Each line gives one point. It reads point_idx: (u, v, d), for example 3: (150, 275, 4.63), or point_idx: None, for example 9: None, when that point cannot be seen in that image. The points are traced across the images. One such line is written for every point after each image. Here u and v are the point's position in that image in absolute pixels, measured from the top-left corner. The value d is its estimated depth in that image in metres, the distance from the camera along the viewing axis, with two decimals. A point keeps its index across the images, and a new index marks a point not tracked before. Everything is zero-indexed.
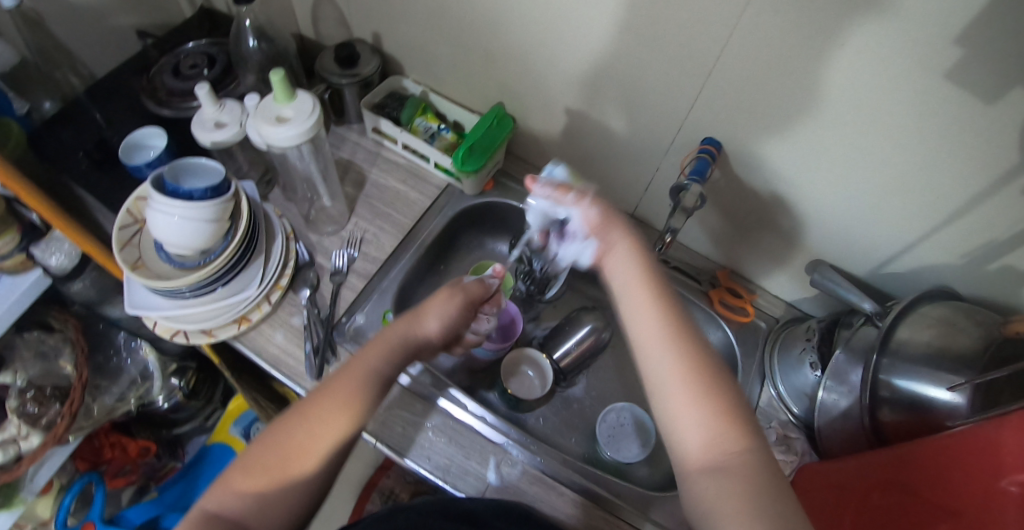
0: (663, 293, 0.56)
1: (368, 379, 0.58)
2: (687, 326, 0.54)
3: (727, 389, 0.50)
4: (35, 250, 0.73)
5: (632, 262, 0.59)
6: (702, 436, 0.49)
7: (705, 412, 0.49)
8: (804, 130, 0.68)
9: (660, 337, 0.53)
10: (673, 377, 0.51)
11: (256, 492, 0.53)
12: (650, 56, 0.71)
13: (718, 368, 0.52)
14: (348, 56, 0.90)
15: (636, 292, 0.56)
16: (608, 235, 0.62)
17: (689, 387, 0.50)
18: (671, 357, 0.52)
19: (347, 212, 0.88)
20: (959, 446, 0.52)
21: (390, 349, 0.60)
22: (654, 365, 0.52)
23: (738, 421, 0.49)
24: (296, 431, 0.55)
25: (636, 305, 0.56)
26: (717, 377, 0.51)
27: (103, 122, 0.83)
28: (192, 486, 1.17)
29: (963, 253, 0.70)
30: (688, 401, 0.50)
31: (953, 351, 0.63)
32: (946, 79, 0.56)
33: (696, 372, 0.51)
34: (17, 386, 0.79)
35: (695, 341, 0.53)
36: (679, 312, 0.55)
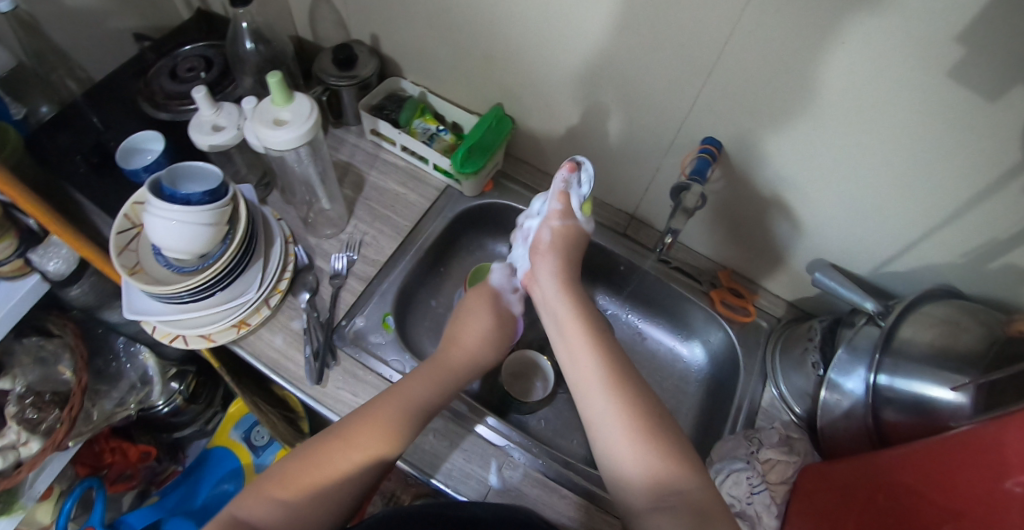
0: (600, 338, 0.64)
1: (412, 410, 0.62)
2: (619, 369, 0.61)
3: (663, 425, 0.57)
4: (33, 255, 0.72)
5: (563, 303, 0.69)
6: (644, 474, 0.54)
7: (646, 450, 0.55)
8: (805, 129, 0.68)
9: (603, 382, 0.60)
10: (615, 419, 0.57)
11: (283, 504, 0.54)
12: (649, 56, 0.70)
13: (648, 408, 0.58)
14: (346, 58, 0.89)
15: (576, 337, 0.64)
16: (542, 258, 0.73)
17: (630, 427, 0.56)
18: (612, 399, 0.58)
19: (346, 214, 0.88)
20: (964, 447, 0.52)
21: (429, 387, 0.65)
22: (600, 407, 0.58)
23: (679, 458, 0.54)
24: (337, 453, 0.57)
25: (578, 347, 0.64)
26: (656, 417, 0.57)
27: (100, 126, 0.83)
28: (194, 490, 1.17)
29: (965, 252, 0.69)
30: (628, 440, 0.55)
31: (955, 350, 0.63)
32: (947, 77, 0.56)
33: (633, 414, 0.57)
34: (17, 392, 0.78)
35: (629, 384, 0.60)
36: (613, 354, 0.63)
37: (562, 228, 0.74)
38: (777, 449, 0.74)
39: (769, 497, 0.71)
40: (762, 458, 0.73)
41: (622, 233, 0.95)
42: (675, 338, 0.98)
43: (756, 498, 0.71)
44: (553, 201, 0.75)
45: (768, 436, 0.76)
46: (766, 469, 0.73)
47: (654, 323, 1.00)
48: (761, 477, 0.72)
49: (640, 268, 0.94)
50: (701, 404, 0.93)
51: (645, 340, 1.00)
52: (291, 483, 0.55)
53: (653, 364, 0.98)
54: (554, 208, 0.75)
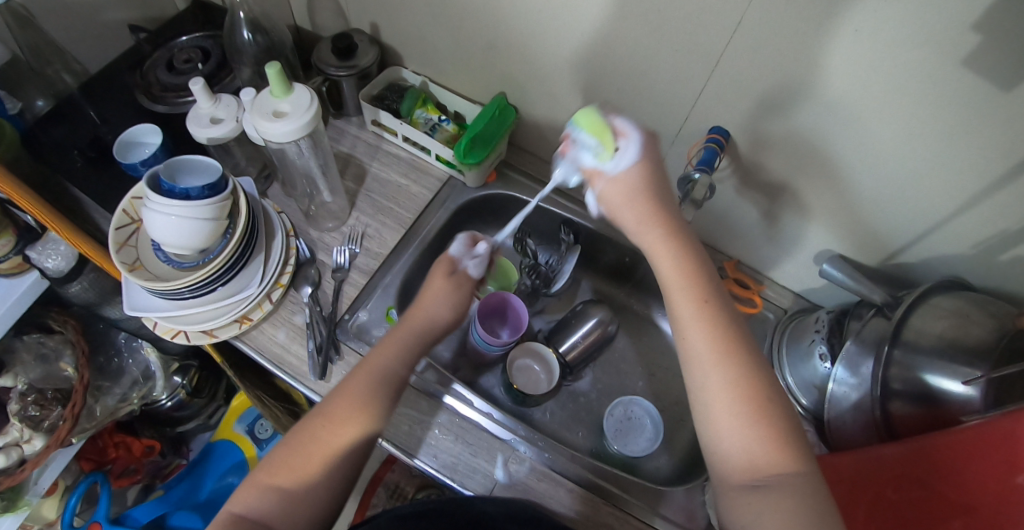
0: (715, 303, 0.53)
1: (380, 380, 0.60)
2: (738, 337, 0.52)
3: (773, 407, 0.50)
4: (31, 253, 0.72)
5: (673, 259, 0.55)
6: (747, 456, 0.49)
7: (752, 432, 0.49)
8: (815, 118, 0.67)
9: (714, 352, 0.51)
10: (722, 396, 0.50)
11: (278, 494, 0.54)
12: (656, 44, 0.69)
13: (764, 383, 0.51)
14: (346, 48, 0.86)
15: (684, 299, 0.54)
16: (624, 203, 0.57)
17: (738, 404, 0.50)
18: (721, 375, 0.51)
19: (347, 207, 0.87)
20: (977, 441, 0.52)
21: (401, 350, 0.62)
22: (705, 380, 0.51)
23: (783, 439, 0.49)
24: (316, 432, 0.56)
25: (687, 315, 0.53)
26: (769, 392, 0.50)
27: (97, 119, 0.82)
28: (198, 484, 1.17)
29: (976, 243, 0.68)
30: (733, 418, 0.50)
31: (966, 343, 0.62)
32: (963, 66, 0.54)
33: (746, 393, 0.50)
34: (18, 389, 0.78)
35: (744, 357, 0.52)
36: (730, 323, 0.53)
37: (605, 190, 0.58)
38: None
39: None
40: None
41: None
42: None
43: None
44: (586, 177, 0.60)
45: None
46: None
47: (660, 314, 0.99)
48: None
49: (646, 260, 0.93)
50: None
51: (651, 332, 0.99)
52: (281, 472, 0.54)
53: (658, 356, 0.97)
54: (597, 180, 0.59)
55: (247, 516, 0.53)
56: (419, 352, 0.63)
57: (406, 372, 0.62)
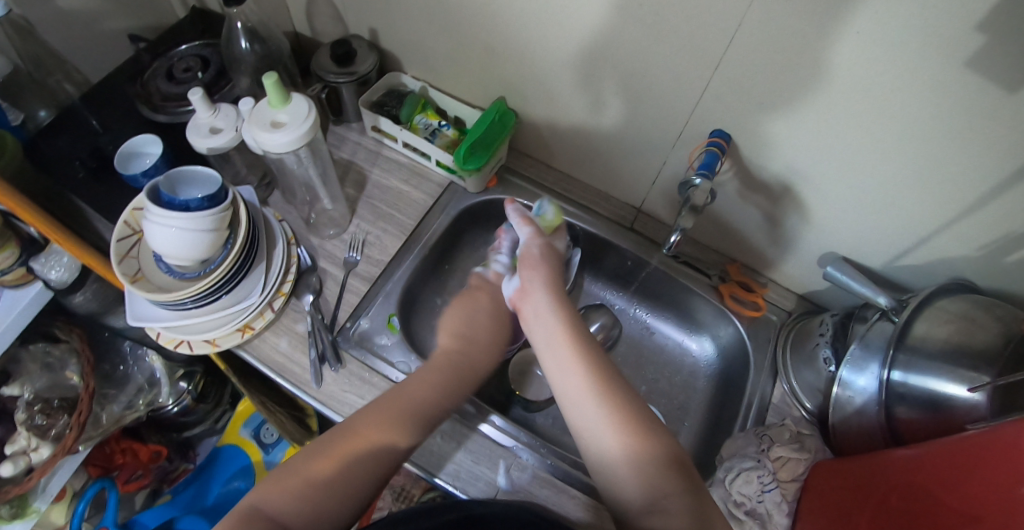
0: (585, 343, 0.57)
1: (415, 403, 0.61)
2: (608, 372, 0.56)
3: (652, 429, 0.53)
4: (35, 264, 0.72)
5: (548, 306, 0.60)
6: (639, 481, 0.52)
7: (635, 452, 0.52)
8: (817, 120, 0.66)
9: (589, 386, 0.55)
10: (609, 428, 0.53)
11: (303, 499, 0.54)
12: (656, 47, 0.68)
13: (641, 411, 0.54)
14: (344, 54, 0.87)
15: (562, 345, 0.57)
16: (531, 272, 0.63)
17: (623, 435, 0.53)
18: (599, 404, 0.54)
19: (348, 214, 0.87)
20: (984, 448, 0.51)
21: (448, 376, 0.64)
22: (587, 413, 0.54)
23: (668, 459, 0.52)
24: (344, 447, 0.57)
25: (564, 358, 0.56)
26: (644, 420, 0.54)
27: (99, 129, 0.82)
28: (205, 489, 1.19)
29: (981, 246, 0.68)
30: (619, 443, 0.52)
31: (972, 347, 0.62)
32: (966, 67, 0.53)
33: (623, 419, 0.53)
34: (25, 398, 0.79)
35: (619, 388, 0.55)
36: (601, 359, 0.57)
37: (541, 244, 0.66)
38: (788, 446, 0.73)
39: (780, 495, 0.71)
40: (773, 456, 0.72)
41: (628, 228, 0.93)
42: (683, 333, 0.97)
43: (767, 496, 0.70)
44: (522, 226, 0.68)
45: (779, 433, 0.75)
46: (778, 467, 0.72)
47: (662, 318, 0.98)
48: (772, 475, 0.71)
49: (649, 264, 0.92)
50: (710, 399, 0.92)
51: (653, 335, 0.99)
52: (302, 475, 0.55)
53: (661, 359, 0.97)
54: (528, 230, 0.68)
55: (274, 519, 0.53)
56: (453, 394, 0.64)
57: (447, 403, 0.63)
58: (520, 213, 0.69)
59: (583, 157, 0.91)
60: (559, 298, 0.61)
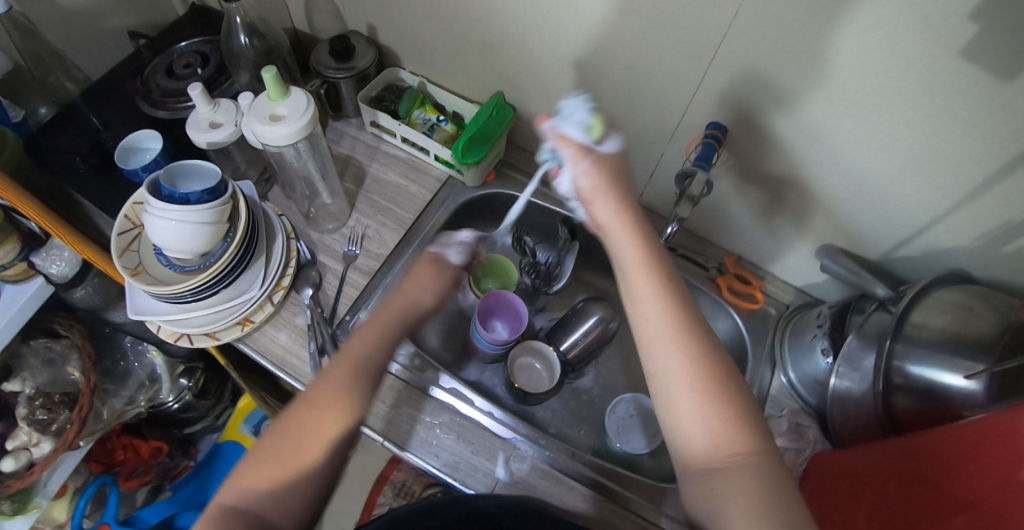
0: (669, 283, 0.56)
1: (363, 364, 0.60)
2: (692, 319, 0.55)
3: (730, 384, 0.52)
4: (36, 259, 0.73)
5: (626, 236, 0.58)
6: (709, 438, 0.51)
7: (711, 402, 0.51)
8: (814, 112, 0.66)
9: (671, 332, 0.54)
10: (683, 373, 0.52)
11: (270, 486, 0.53)
12: (653, 39, 0.69)
13: (720, 363, 0.53)
14: (343, 49, 0.87)
15: (641, 282, 0.56)
16: (594, 206, 0.59)
17: (699, 388, 0.52)
18: (679, 350, 0.53)
19: (347, 208, 0.87)
20: (981, 435, 0.51)
21: (383, 332, 0.63)
22: (664, 355, 0.53)
23: (740, 416, 0.51)
24: (306, 419, 0.56)
25: (645, 294, 0.55)
26: (722, 372, 0.53)
27: (100, 125, 0.82)
28: (205, 485, 1.19)
29: (977, 236, 0.68)
30: (693, 395, 0.52)
31: (969, 337, 0.62)
32: (960, 57, 0.54)
33: (701, 369, 0.52)
34: (26, 394, 0.80)
35: (701, 338, 0.54)
36: (683, 301, 0.55)
37: (592, 166, 0.59)
38: (786, 437, 0.75)
39: None
40: None
41: None
42: None
43: None
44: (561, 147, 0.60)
45: (777, 424, 0.75)
46: None
47: None
48: None
49: None
50: None
51: None
52: (265, 458, 0.55)
53: None
54: (569, 153, 0.59)
55: (238, 507, 0.52)
56: (391, 342, 0.63)
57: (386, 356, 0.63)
58: (556, 130, 0.60)
59: None
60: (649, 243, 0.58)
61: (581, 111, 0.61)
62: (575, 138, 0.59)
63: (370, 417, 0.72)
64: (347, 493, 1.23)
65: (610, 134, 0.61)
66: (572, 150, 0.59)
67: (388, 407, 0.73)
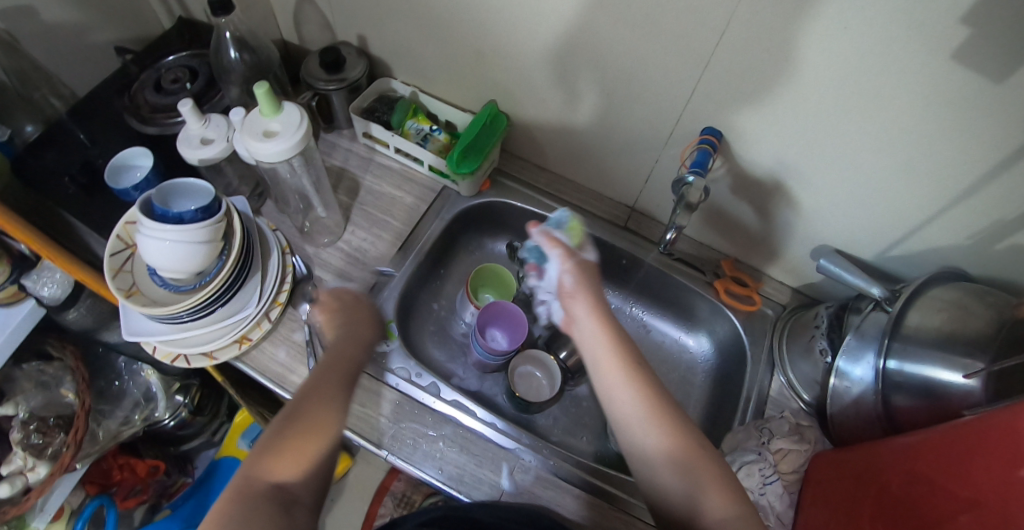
0: (635, 362, 0.58)
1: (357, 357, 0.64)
2: (660, 396, 0.57)
3: (702, 447, 0.55)
4: (26, 281, 0.72)
5: (594, 331, 0.59)
6: (690, 508, 0.53)
7: (688, 475, 0.54)
8: (807, 114, 0.66)
9: (645, 413, 0.56)
10: (665, 452, 0.55)
11: (300, 462, 0.54)
12: (646, 45, 0.69)
13: (690, 432, 0.56)
14: (334, 61, 0.86)
15: (611, 369, 0.57)
16: (573, 304, 0.60)
17: (675, 459, 0.54)
18: (654, 429, 0.55)
19: (342, 221, 0.87)
20: (981, 434, 0.51)
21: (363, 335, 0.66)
22: (641, 433, 0.55)
23: (717, 479, 0.54)
24: (321, 400, 0.57)
25: (618, 381, 0.57)
26: (693, 443, 0.55)
27: (87, 142, 0.81)
28: (205, 502, 1.18)
29: (972, 234, 0.69)
30: (671, 467, 0.54)
31: (966, 335, 0.62)
32: (953, 60, 0.54)
33: (679, 443, 0.55)
34: (20, 417, 0.78)
35: (671, 410, 0.56)
36: (650, 380, 0.57)
37: (576, 265, 0.62)
38: (788, 438, 0.74)
39: (781, 487, 0.71)
40: (773, 449, 0.73)
41: (623, 227, 0.94)
42: (680, 330, 0.98)
43: (769, 488, 0.71)
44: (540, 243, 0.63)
45: (778, 425, 0.76)
46: (779, 459, 0.73)
47: (658, 315, 0.99)
48: (774, 467, 0.72)
49: (644, 262, 0.93)
50: (709, 394, 0.92)
51: (650, 333, 0.99)
52: (287, 435, 0.54)
53: (659, 356, 0.97)
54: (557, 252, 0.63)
55: (267, 482, 0.52)
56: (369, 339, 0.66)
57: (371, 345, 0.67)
58: (544, 235, 0.64)
59: (575, 158, 0.91)
60: (619, 335, 0.59)
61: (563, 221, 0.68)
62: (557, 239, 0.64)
63: (372, 432, 0.72)
64: (348, 504, 1.22)
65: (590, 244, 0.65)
66: (560, 254, 0.62)
67: (389, 421, 0.73)
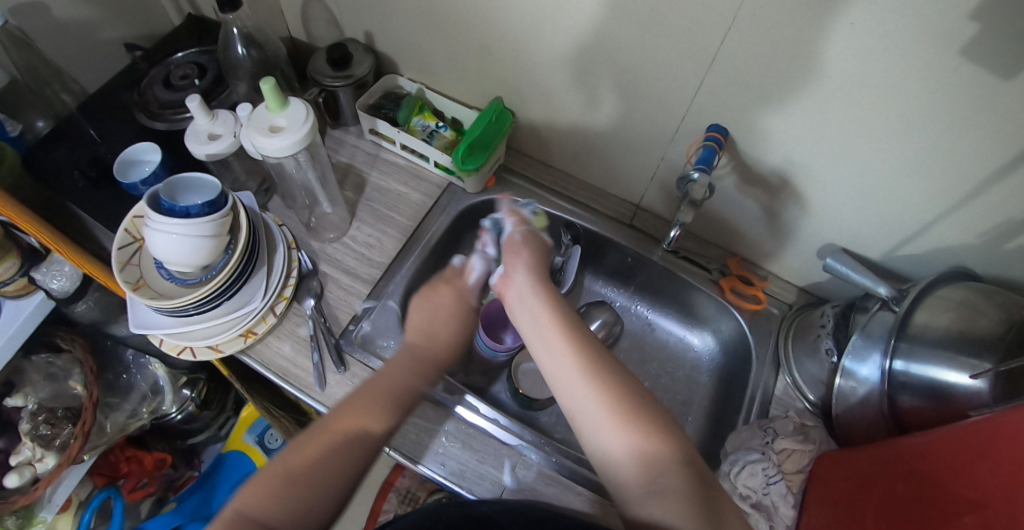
0: (569, 322, 0.61)
1: (399, 391, 0.61)
2: (597, 353, 0.59)
3: (646, 405, 0.55)
4: (36, 274, 0.73)
5: (532, 289, 0.64)
6: (635, 461, 0.53)
7: (629, 429, 0.54)
8: (813, 110, 0.66)
9: (582, 367, 0.57)
10: (601, 403, 0.55)
11: (285, 502, 0.51)
12: (652, 42, 0.68)
13: (632, 388, 0.56)
14: (341, 57, 0.87)
15: (549, 326, 0.61)
16: (512, 261, 0.67)
17: (613, 408, 0.55)
18: (592, 382, 0.56)
19: (348, 217, 0.87)
20: (987, 434, 0.51)
21: (418, 367, 0.64)
22: (578, 391, 0.56)
23: (660, 436, 0.53)
24: (327, 435, 0.56)
25: (555, 338, 0.60)
26: (633, 398, 0.55)
27: (97, 138, 0.82)
28: (210, 495, 1.19)
29: (981, 233, 0.68)
30: (611, 420, 0.54)
31: (974, 334, 0.62)
32: (961, 55, 0.54)
33: (617, 397, 0.55)
34: (29, 409, 0.80)
35: (609, 368, 0.58)
36: (587, 338, 0.60)
37: (522, 231, 0.70)
38: (793, 438, 0.73)
39: (786, 487, 0.71)
40: (778, 448, 0.73)
41: (628, 225, 0.93)
42: (685, 329, 0.97)
43: (773, 488, 0.70)
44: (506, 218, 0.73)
45: (783, 425, 0.75)
46: (783, 459, 0.72)
47: (664, 313, 0.99)
48: (778, 467, 0.72)
49: (649, 260, 0.92)
50: (713, 393, 0.92)
51: (655, 331, 0.99)
52: (282, 470, 0.53)
53: (664, 354, 0.97)
54: (512, 218, 0.72)
55: (247, 517, 0.50)
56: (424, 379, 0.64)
57: (425, 385, 0.64)
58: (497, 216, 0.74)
59: (581, 155, 0.91)
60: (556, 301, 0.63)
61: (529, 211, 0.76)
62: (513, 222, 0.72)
63: None
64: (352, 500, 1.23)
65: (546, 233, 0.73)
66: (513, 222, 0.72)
67: None
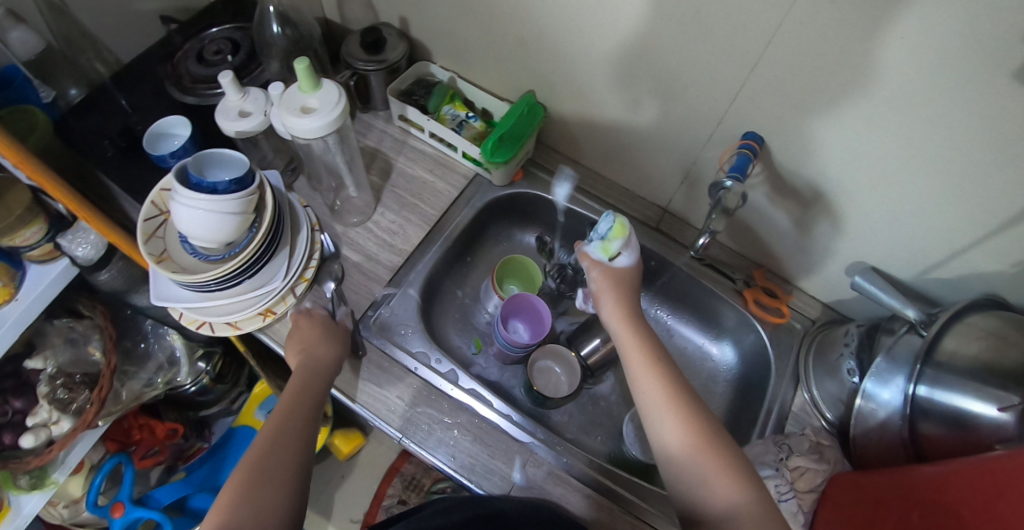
0: (658, 355, 0.63)
1: (303, 387, 0.65)
2: (681, 385, 0.61)
3: (718, 435, 0.57)
4: (62, 240, 0.74)
5: (616, 311, 0.67)
6: (710, 494, 0.54)
7: (706, 462, 0.55)
8: (852, 125, 0.64)
9: (662, 398, 0.59)
10: (679, 436, 0.57)
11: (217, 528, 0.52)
12: (692, 45, 0.67)
13: (711, 423, 0.58)
14: (374, 42, 0.87)
15: (635, 355, 0.63)
16: (602, 297, 0.69)
17: (689, 441, 0.57)
18: (673, 415, 0.58)
19: (372, 202, 0.87)
20: (1012, 469, 0.49)
21: (315, 356, 0.69)
22: (659, 424, 0.58)
23: (734, 469, 0.55)
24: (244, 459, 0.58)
25: (639, 369, 0.62)
26: (714, 432, 0.57)
27: (128, 109, 0.82)
28: (218, 469, 1.18)
29: (1016, 262, 0.66)
30: (684, 449, 0.56)
31: (1001, 366, 0.60)
32: (1013, 78, 0.52)
33: (695, 429, 0.57)
34: (48, 372, 0.81)
35: (688, 398, 0.59)
36: (672, 370, 0.62)
37: (602, 272, 0.70)
38: (807, 456, 0.72)
39: (797, 504, 0.70)
40: (792, 466, 0.72)
41: (653, 228, 0.92)
42: (704, 337, 0.96)
43: (784, 505, 0.69)
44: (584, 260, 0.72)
45: (798, 442, 0.74)
46: (795, 477, 0.71)
47: (683, 319, 0.97)
48: (790, 484, 0.70)
49: (673, 265, 0.91)
50: (729, 404, 0.91)
51: (673, 337, 0.98)
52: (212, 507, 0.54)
53: (681, 361, 0.96)
54: (588, 261, 0.71)
55: None
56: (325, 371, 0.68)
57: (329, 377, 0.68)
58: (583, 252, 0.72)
59: (610, 155, 0.90)
60: (647, 332, 0.65)
61: (605, 227, 0.71)
62: (594, 255, 0.71)
63: (388, 413, 0.73)
64: (357, 483, 1.23)
65: (626, 248, 0.71)
66: (592, 262, 0.71)
67: (406, 404, 0.73)
